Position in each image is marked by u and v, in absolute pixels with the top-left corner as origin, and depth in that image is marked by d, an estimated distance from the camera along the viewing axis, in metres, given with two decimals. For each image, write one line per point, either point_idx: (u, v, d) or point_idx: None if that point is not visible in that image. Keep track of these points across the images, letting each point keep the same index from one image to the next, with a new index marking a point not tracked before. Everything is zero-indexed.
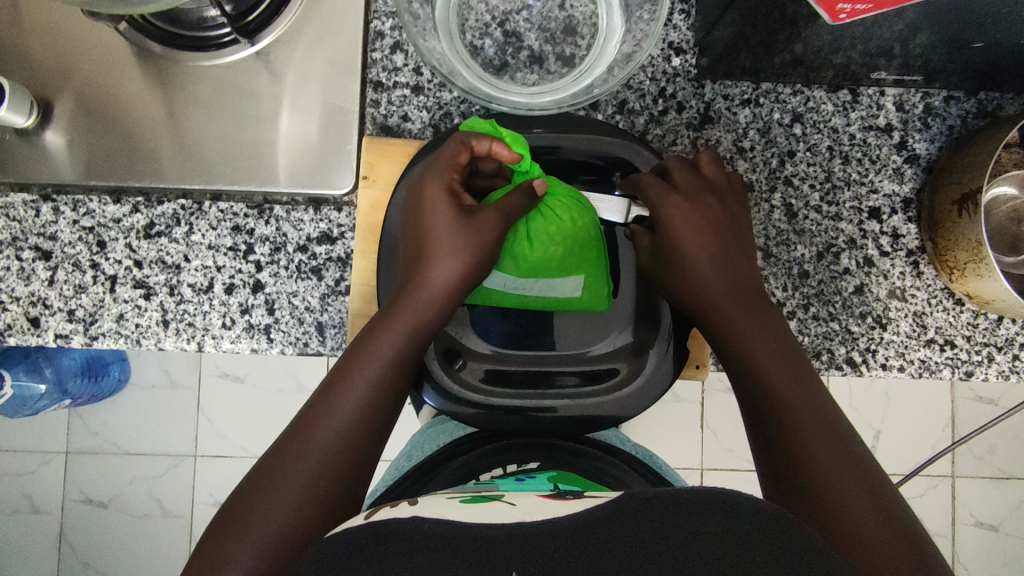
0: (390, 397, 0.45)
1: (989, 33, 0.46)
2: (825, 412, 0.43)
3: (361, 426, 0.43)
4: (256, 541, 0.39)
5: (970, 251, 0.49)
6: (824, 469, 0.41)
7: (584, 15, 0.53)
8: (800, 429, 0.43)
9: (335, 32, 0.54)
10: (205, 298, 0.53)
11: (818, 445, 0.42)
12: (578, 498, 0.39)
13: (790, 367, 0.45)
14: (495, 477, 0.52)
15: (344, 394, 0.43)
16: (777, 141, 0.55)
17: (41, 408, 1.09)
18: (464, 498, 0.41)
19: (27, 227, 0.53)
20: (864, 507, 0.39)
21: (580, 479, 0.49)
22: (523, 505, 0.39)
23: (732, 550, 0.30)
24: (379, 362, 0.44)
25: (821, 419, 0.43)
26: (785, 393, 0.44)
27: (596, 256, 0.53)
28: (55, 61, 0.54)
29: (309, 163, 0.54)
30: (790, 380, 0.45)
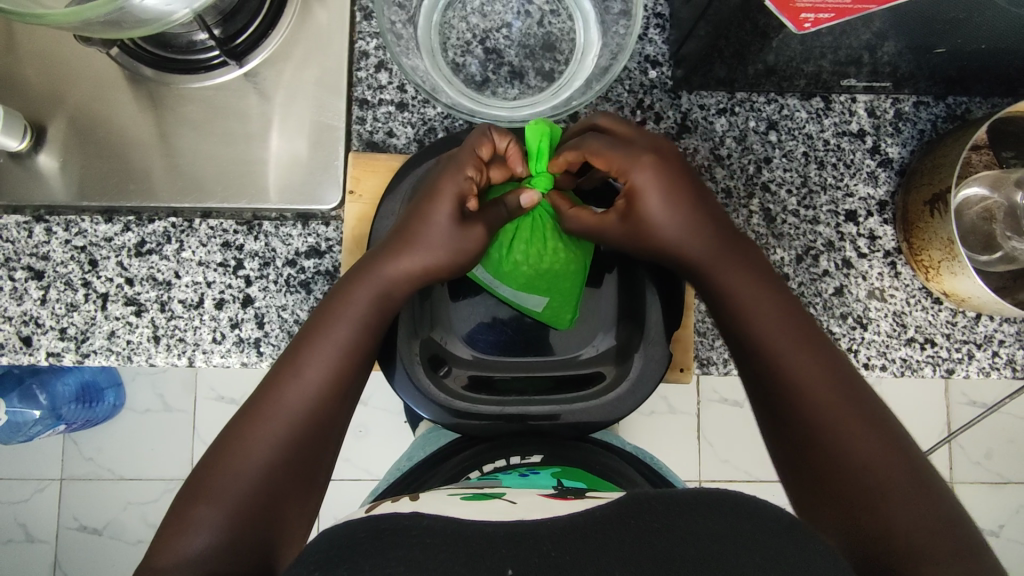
0: (356, 358, 0.46)
1: (952, 39, 0.48)
2: (823, 357, 0.43)
3: (327, 385, 0.44)
4: (226, 499, 0.39)
5: (944, 250, 0.51)
6: (825, 415, 0.41)
7: (562, 32, 0.55)
8: (797, 378, 0.43)
9: (321, 53, 0.56)
10: (196, 313, 0.54)
11: (819, 392, 0.42)
12: (580, 498, 0.40)
13: (775, 318, 0.45)
14: (498, 469, 0.50)
15: (312, 352, 0.45)
16: (753, 148, 0.57)
17: (35, 434, 1.09)
18: (465, 496, 0.42)
19: (20, 248, 0.54)
20: (874, 450, 0.40)
21: (582, 475, 0.49)
22: (524, 505, 0.39)
23: (731, 541, 0.31)
24: (346, 328, 0.45)
25: (818, 363, 0.43)
26: (779, 346, 0.44)
27: (570, 288, 0.53)
28: (48, 87, 0.55)
29: (298, 180, 0.55)
30: (781, 332, 0.44)
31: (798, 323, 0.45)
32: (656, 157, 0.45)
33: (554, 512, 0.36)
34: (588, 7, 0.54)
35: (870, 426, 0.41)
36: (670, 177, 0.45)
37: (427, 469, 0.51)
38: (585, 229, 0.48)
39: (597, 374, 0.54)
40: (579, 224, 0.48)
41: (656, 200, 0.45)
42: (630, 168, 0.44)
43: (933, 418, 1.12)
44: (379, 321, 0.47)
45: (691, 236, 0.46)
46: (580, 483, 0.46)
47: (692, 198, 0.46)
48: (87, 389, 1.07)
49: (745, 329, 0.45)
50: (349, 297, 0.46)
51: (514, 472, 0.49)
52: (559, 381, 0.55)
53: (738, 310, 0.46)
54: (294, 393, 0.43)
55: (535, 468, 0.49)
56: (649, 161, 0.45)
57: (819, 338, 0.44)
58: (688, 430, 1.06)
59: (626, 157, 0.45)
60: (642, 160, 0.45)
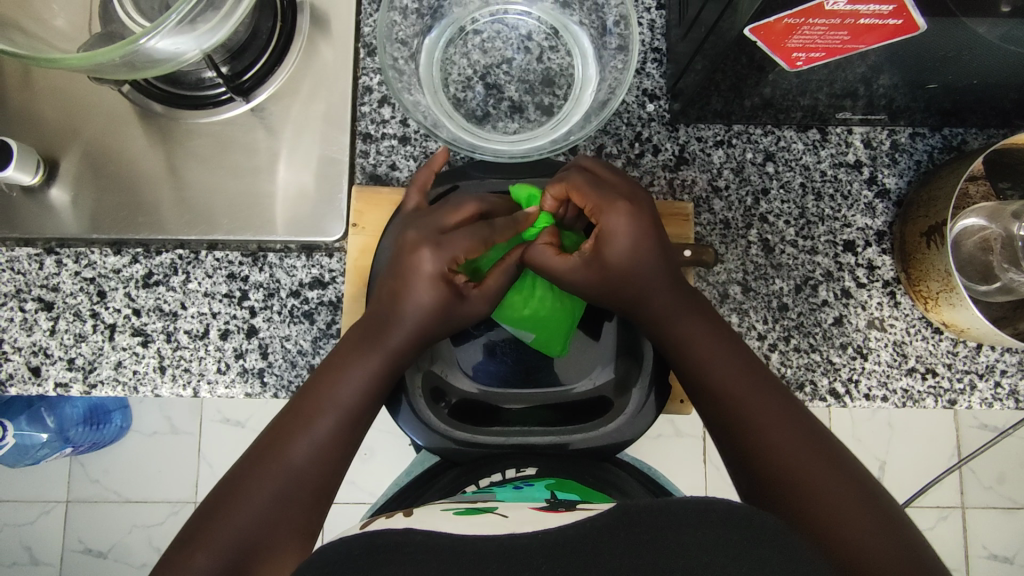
0: (360, 420, 0.47)
1: (945, 74, 0.48)
2: (770, 391, 0.46)
3: (334, 446, 0.45)
4: (221, 555, 0.40)
5: (941, 281, 0.51)
6: (783, 449, 0.43)
7: (561, 67, 0.57)
8: (752, 409, 0.45)
9: (326, 88, 0.57)
10: (201, 344, 0.55)
11: (775, 428, 0.44)
12: (571, 511, 0.40)
13: (724, 350, 0.48)
14: (494, 483, 0.51)
15: (321, 413, 0.45)
16: (750, 179, 0.57)
17: (42, 457, 1.10)
18: (458, 509, 0.42)
19: (31, 279, 0.55)
20: (827, 481, 0.41)
21: (579, 488, 0.50)
22: (514, 519, 0.40)
23: (721, 558, 0.32)
24: (360, 380, 0.46)
25: (768, 397, 0.45)
26: (728, 382, 0.46)
27: (548, 330, 0.54)
28: (62, 122, 0.57)
29: (302, 212, 0.56)
30: (731, 368, 0.47)
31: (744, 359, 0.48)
32: (630, 201, 0.48)
33: (547, 525, 0.37)
34: (587, 45, 0.57)
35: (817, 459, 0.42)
36: (640, 220, 0.48)
37: (420, 489, 0.52)
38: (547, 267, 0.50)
39: (594, 408, 0.54)
40: (547, 262, 0.50)
41: (625, 240, 0.47)
42: (604, 211, 0.47)
43: (943, 443, 1.11)
44: (383, 385, 0.48)
45: (653, 274, 0.49)
46: (573, 493, 0.48)
47: (654, 242, 0.49)
48: (94, 411, 1.09)
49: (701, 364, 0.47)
50: (357, 360, 0.47)
51: (508, 484, 0.51)
52: (556, 415, 0.55)
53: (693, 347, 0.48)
54: (300, 452, 0.44)
55: (528, 480, 0.51)
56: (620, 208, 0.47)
57: (759, 373, 0.47)
58: (694, 453, 1.06)
59: (599, 199, 0.47)
60: (618, 203, 0.47)
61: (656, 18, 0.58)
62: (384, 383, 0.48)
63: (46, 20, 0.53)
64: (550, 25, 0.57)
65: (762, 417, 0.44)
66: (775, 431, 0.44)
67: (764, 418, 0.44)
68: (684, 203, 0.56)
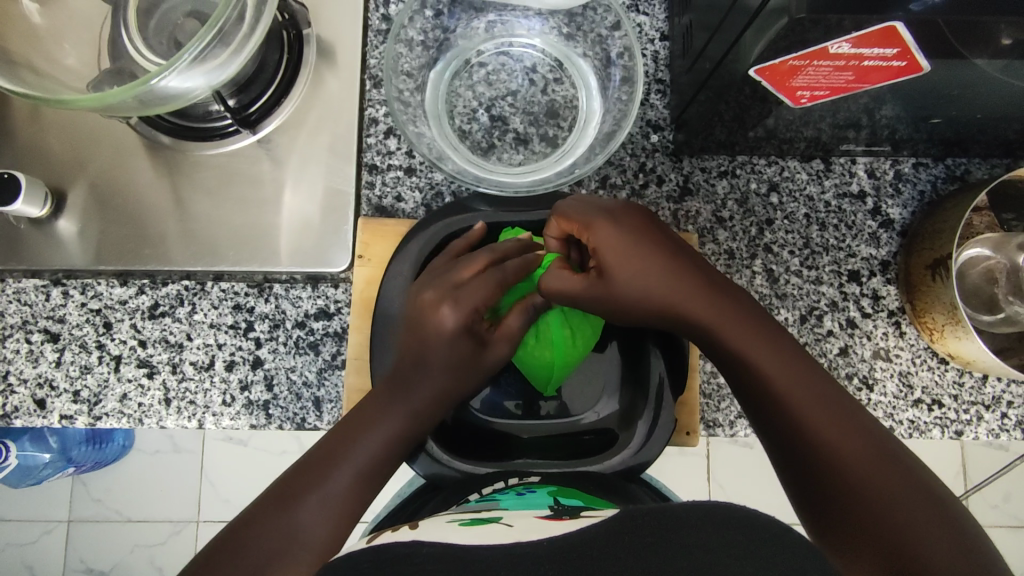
0: (372, 486, 0.47)
1: (947, 106, 0.48)
2: (808, 372, 0.44)
3: (343, 503, 0.45)
4: None
5: (947, 313, 0.51)
6: (823, 433, 0.42)
7: (566, 99, 0.57)
8: (787, 396, 0.43)
9: (332, 120, 0.58)
10: (206, 375, 0.55)
11: (812, 413, 0.42)
12: (576, 518, 0.40)
13: (752, 335, 0.45)
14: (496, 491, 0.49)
15: (330, 475, 0.46)
16: (755, 210, 0.58)
17: (45, 477, 1.08)
18: (463, 521, 0.42)
19: (37, 311, 0.55)
20: (864, 460, 0.41)
21: (582, 494, 0.47)
22: (520, 527, 0.39)
23: (725, 557, 0.31)
24: (392, 424, 0.48)
25: (806, 378, 0.44)
26: (765, 368, 0.44)
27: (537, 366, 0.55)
28: (69, 154, 0.57)
29: (308, 243, 0.56)
30: (764, 351, 0.45)
31: (776, 339, 0.46)
32: (623, 217, 0.48)
33: (552, 532, 0.36)
34: (591, 78, 0.57)
35: (857, 436, 0.42)
36: (644, 234, 0.48)
37: (423, 503, 0.51)
38: (563, 292, 0.50)
39: (603, 439, 0.54)
40: (558, 284, 0.49)
41: (629, 254, 0.47)
42: (592, 226, 0.47)
43: (949, 462, 1.10)
44: (415, 436, 0.49)
45: (667, 274, 0.47)
46: (577, 500, 0.45)
47: (663, 246, 0.48)
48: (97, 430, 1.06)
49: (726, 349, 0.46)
50: (374, 422, 0.48)
51: (510, 492, 0.49)
52: (564, 445, 0.54)
53: (718, 334, 0.46)
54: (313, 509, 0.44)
55: (532, 487, 0.49)
56: (608, 222, 0.47)
57: (792, 353, 0.45)
58: (699, 473, 1.05)
59: (584, 218, 0.48)
60: (604, 222, 0.47)
61: (659, 50, 0.58)
62: (418, 428, 0.49)
63: (55, 56, 0.54)
64: (554, 57, 0.58)
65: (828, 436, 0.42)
66: (841, 450, 0.41)
67: (829, 436, 0.42)
68: (689, 232, 0.56)
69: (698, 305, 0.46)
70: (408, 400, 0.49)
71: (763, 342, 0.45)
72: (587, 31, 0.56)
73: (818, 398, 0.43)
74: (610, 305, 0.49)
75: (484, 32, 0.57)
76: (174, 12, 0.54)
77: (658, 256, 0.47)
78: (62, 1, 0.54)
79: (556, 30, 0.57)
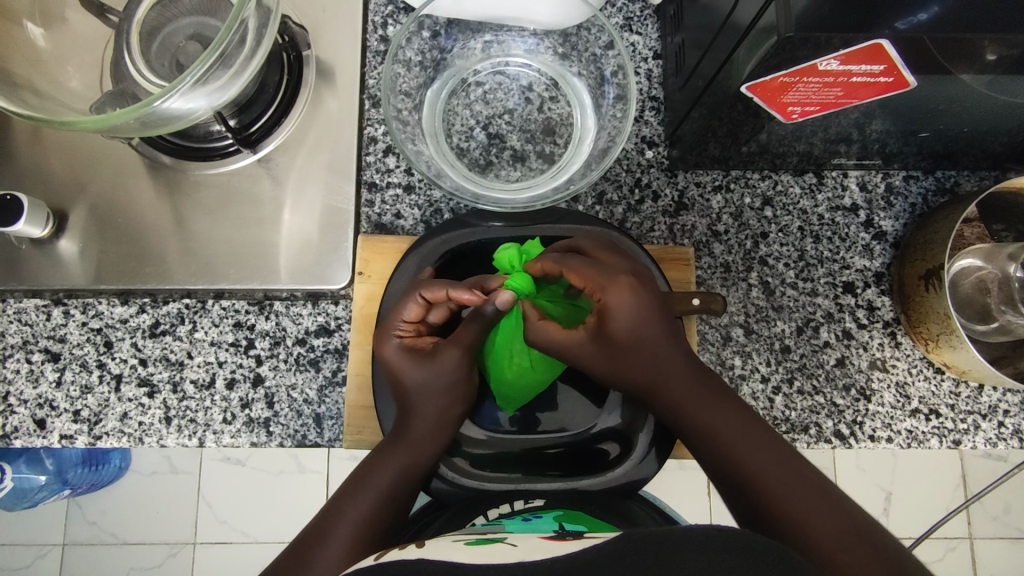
0: (382, 528, 0.47)
1: (935, 120, 0.49)
2: (747, 420, 0.47)
3: (355, 546, 0.45)
4: None
5: (942, 324, 0.52)
6: (776, 485, 0.44)
7: (561, 117, 0.58)
8: (735, 456, 0.45)
9: (330, 139, 0.59)
10: (207, 393, 0.55)
11: (767, 473, 0.44)
12: (579, 539, 0.40)
13: (705, 400, 0.47)
14: (502, 514, 0.51)
15: (349, 510, 0.47)
16: (749, 223, 0.58)
17: (40, 500, 1.07)
18: (469, 540, 0.42)
19: (38, 330, 0.56)
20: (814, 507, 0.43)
21: (587, 518, 0.48)
22: (524, 547, 0.40)
23: None
24: (388, 472, 0.48)
25: (739, 428, 0.46)
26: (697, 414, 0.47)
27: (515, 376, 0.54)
28: (69, 175, 0.58)
29: (308, 261, 0.57)
30: (720, 415, 0.46)
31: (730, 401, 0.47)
32: (623, 289, 0.46)
33: (554, 552, 0.37)
34: (585, 96, 0.58)
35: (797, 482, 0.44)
36: (642, 297, 0.46)
37: (427, 518, 0.51)
38: (551, 341, 0.49)
39: (607, 451, 0.54)
40: (546, 335, 0.49)
41: (625, 314, 0.46)
42: (606, 287, 0.46)
43: (947, 474, 1.10)
44: (411, 477, 0.49)
45: (653, 331, 0.47)
46: (581, 525, 0.47)
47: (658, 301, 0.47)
48: (93, 452, 1.05)
49: (682, 415, 0.47)
50: (374, 472, 0.48)
51: (517, 517, 0.50)
52: (566, 459, 0.55)
53: (676, 398, 0.47)
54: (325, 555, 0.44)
55: (538, 512, 0.50)
56: (623, 284, 0.46)
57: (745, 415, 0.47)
58: (700, 486, 1.05)
59: (602, 279, 0.46)
60: (621, 281, 0.46)
61: (653, 68, 0.60)
62: (411, 475, 0.49)
63: (60, 80, 0.55)
64: (549, 76, 0.59)
65: (761, 467, 0.44)
66: (778, 482, 0.44)
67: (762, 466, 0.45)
68: (684, 247, 0.57)
69: (671, 371, 0.47)
70: (406, 432, 0.49)
71: (699, 383, 0.47)
72: (582, 50, 0.57)
73: (745, 427, 0.46)
74: (599, 370, 0.49)
75: (481, 52, 0.59)
76: (177, 35, 0.55)
77: (655, 314, 0.47)
78: (65, 25, 0.55)
79: (551, 50, 0.58)
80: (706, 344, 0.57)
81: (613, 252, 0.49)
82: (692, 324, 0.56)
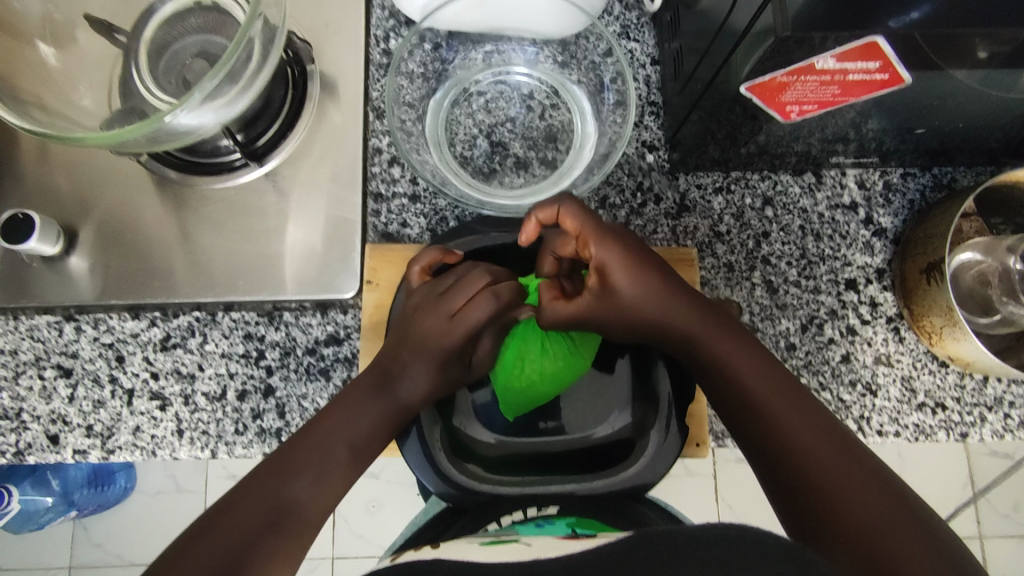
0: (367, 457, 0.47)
1: (929, 117, 0.50)
2: (776, 380, 0.45)
3: (336, 481, 0.44)
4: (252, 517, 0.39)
5: (944, 316, 0.52)
6: (800, 439, 0.41)
7: (562, 123, 0.59)
8: (756, 400, 0.44)
9: (337, 151, 0.60)
10: (219, 405, 0.55)
11: (819, 451, 0.40)
12: (593, 538, 0.41)
13: (727, 349, 0.46)
14: (516, 521, 0.50)
15: (333, 441, 0.45)
16: (751, 223, 0.59)
17: (46, 522, 1.07)
18: (483, 541, 0.44)
19: (50, 346, 0.56)
20: (838, 463, 0.39)
21: (597, 524, 0.48)
22: (538, 545, 0.41)
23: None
24: (381, 412, 0.48)
25: (770, 383, 0.44)
26: (720, 363, 0.46)
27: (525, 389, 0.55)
28: (80, 193, 0.59)
29: (316, 271, 0.57)
30: (766, 388, 0.44)
31: (760, 357, 0.46)
32: (621, 238, 0.48)
33: (567, 550, 0.38)
34: (586, 103, 0.59)
35: (826, 443, 0.41)
36: (637, 256, 0.47)
37: (446, 525, 0.51)
38: (564, 318, 0.49)
39: (615, 452, 0.55)
40: (556, 310, 0.49)
41: (619, 269, 0.47)
42: (595, 243, 0.47)
43: (956, 472, 1.10)
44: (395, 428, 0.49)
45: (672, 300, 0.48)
46: (593, 528, 0.47)
47: (659, 266, 0.48)
48: (99, 472, 1.05)
49: (706, 361, 0.47)
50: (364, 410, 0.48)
51: (529, 521, 0.49)
52: (576, 461, 0.55)
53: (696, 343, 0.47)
54: (310, 482, 0.43)
55: (549, 518, 0.49)
56: (612, 237, 0.47)
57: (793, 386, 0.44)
58: (707, 491, 1.04)
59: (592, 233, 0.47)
60: (610, 238, 0.47)
61: (651, 74, 0.61)
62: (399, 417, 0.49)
63: (71, 99, 0.56)
64: (549, 84, 0.60)
65: (785, 417, 0.43)
66: (803, 436, 0.41)
67: (786, 417, 0.42)
68: (687, 248, 0.58)
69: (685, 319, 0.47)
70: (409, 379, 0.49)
71: (719, 337, 0.47)
72: (580, 59, 0.59)
73: (771, 380, 0.45)
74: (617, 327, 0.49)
75: (481, 62, 0.60)
76: (184, 52, 0.56)
77: (651, 270, 0.48)
78: (74, 46, 0.56)
79: (551, 59, 0.60)
80: None
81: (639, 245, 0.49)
82: None
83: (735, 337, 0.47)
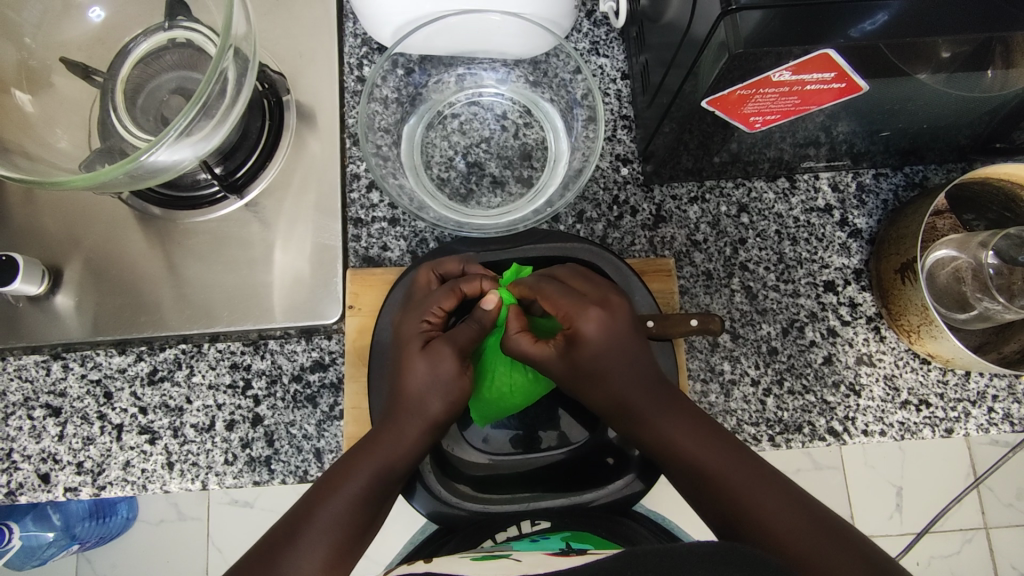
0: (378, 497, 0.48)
1: (895, 119, 0.51)
2: (710, 436, 0.48)
3: (344, 532, 0.45)
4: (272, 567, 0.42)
5: (920, 314, 0.53)
6: (743, 494, 0.45)
7: (536, 141, 0.60)
8: (698, 462, 0.47)
9: (316, 178, 0.60)
10: (208, 436, 0.56)
11: (762, 500, 0.44)
12: (582, 555, 0.41)
13: (666, 413, 0.49)
14: (510, 538, 0.51)
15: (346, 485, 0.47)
16: (727, 231, 0.60)
17: (49, 556, 1.07)
18: (475, 557, 0.44)
19: (38, 386, 0.57)
20: (801, 520, 0.42)
21: (591, 537, 0.49)
22: (527, 562, 0.41)
23: None
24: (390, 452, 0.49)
25: (707, 446, 0.47)
26: (662, 433, 0.48)
27: (495, 399, 0.55)
28: (63, 232, 0.59)
29: (299, 298, 0.58)
30: (703, 448, 0.47)
31: (696, 416, 0.49)
32: (604, 307, 0.49)
33: (557, 567, 0.38)
34: (558, 121, 0.60)
35: (767, 487, 0.45)
36: (613, 321, 0.49)
37: (439, 542, 0.52)
38: (525, 354, 0.51)
39: (601, 467, 0.55)
40: (521, 347, 0.51)
41: (599, 337, 0.48)
42: (579, 317, 0.48)
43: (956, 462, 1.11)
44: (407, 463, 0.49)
45: (623, 352, 0.49)
46: (587, 543, 0.48)
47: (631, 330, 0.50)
48: (100, 504, 1.06)
49: (650, 434, 0.49)
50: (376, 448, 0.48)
51: (524, 539, 0.51)
52: (565, 474, 0.55)
53: (641, 415, 0.49)
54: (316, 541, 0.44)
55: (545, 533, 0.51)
56: (591, 309, 0.48)
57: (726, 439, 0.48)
58: None
59: (574, 302, 0.49)
60: (591, 310, 0.48)
61: (622, 88, 0.62)
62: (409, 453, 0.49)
63: (49, 142, 0.56)
64: (522, 104, 0.61)
65: (725, 472, 0.46)
66: (744, 491, 0.45)
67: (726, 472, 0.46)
68: (665, 258, 0.58)
69: (634, 389, 0.49)
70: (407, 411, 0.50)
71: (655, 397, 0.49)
72: (551, 77, 0.60)
73: (704, 438, 0.48)
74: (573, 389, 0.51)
75: (454, 84, 0.61)
76: (161, 89, 0.57)
77: (621, 335, 0.49)
78: (51, 87, 0.57)
79: (522, 79, 0.61)
80: (694, 351, 0.58)
81: (585, 279, 0.50)
82: (679, 339, 0.56)
83: (671, 398, 0.49)
